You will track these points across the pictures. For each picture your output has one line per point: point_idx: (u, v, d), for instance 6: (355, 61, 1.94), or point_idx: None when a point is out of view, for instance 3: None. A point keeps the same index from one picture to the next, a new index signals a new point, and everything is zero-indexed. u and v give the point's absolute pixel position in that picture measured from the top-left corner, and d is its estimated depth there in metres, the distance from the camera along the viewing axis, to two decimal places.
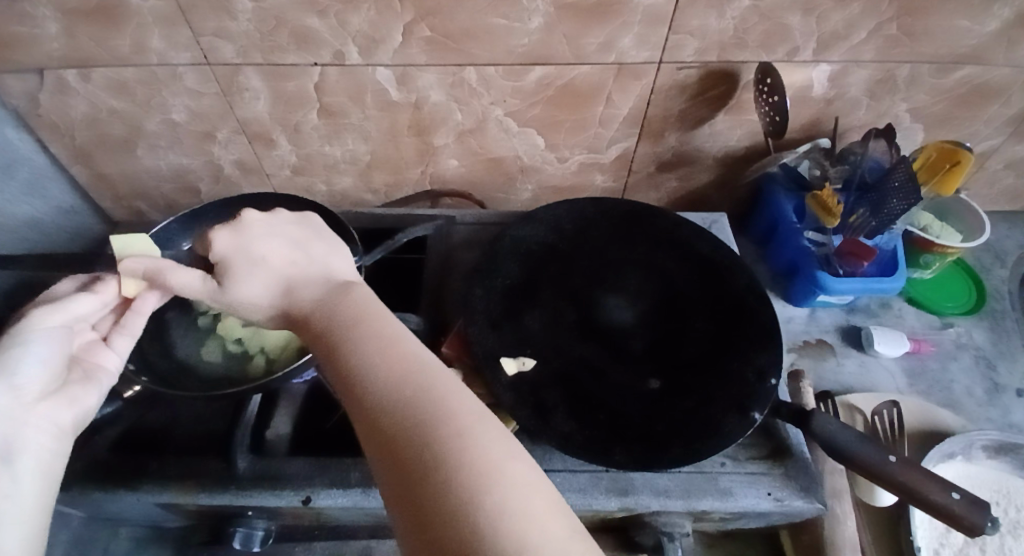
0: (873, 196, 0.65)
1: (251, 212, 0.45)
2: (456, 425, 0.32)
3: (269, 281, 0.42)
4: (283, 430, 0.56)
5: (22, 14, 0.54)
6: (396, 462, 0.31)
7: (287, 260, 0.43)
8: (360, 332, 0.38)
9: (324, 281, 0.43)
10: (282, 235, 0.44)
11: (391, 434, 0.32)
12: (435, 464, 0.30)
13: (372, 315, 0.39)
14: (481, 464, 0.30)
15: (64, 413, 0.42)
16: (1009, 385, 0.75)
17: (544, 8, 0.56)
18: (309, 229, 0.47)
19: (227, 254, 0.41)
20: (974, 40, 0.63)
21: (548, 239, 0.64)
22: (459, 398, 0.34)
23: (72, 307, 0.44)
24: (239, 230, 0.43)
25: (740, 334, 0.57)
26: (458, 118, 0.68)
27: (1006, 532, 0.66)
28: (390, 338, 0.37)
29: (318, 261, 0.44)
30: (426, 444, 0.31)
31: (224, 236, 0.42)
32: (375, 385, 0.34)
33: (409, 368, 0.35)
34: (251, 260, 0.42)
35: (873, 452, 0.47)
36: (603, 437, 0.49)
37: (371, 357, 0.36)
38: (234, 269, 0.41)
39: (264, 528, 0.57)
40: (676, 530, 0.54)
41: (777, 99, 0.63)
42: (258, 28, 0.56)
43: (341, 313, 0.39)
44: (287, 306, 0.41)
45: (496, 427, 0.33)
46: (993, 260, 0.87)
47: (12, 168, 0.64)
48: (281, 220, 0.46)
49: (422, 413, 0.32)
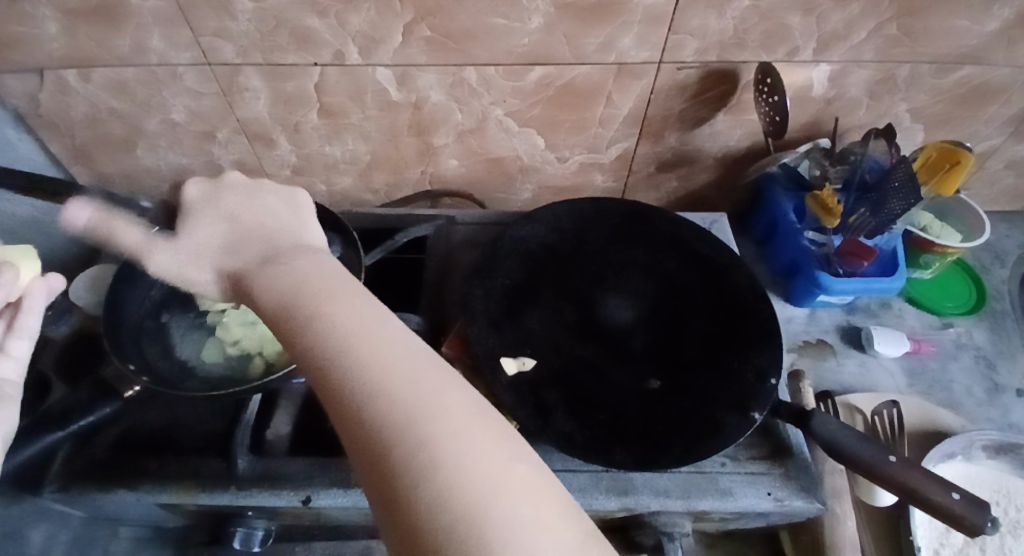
0: (874, 196, 0.65)
1: (234, 173, 0.48)
2: (447, 428, 0.30)
3: (222, 232, 0.43)
4: (284, 430, 0.55)
5: (22, 14, 0.54)
6: (383, 469, 0.29)
7: (249, 216, 0.44)
8: (331, 318, 0.35)
9: (286, 241, 0.42)
10: (256, 198, 0.45)
11: (375, 437, 0.30)
12: (428, 472, 0.28)
13: (344, 294, 0.37)
14: (478, 470, 0.29)
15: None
16: (1009, 385, 0.75)
17: (544, 8, 0.56)
18: (291, 196, 0.46)
19: (194, 204, 0.45)
20: (975, 40, 0.63)
21: (548, 239, 0.64)
22: (446, 394, 0.32)
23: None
24: (210, 189, 0.46)
25: (739, 333, 0.57)
26: (458, 118, 0.68)
27: (1006, 532, 0.66)
28: (366, 325, 0.35)
29: (287, 226, 0.43)
30: (415, 449, 0.29)
31: (196, 187, 0.46)
32: (352, 383, 0.32)
33: (388, 360, 0.33)
34: (214, 213, 0.44)
35: (873, 452, 0.47)
36: (603, 437, 0.49)
37: (344, 347, 0.33)
38: (194, 216, 0.45)
39: (264, 528, 0.57)
40: (676, 530, 0.54)
41: (778, 99, 0.63)
42: (258, 28, 0.56)
43: (306, 297, 0.36)
44: (229, 263, 0.41)
45: (490, 426, 0.32)
46: (993, 260, 0.87)
47: (12, 168, 0.64)
48: (269, 187, 0.47)
49: (407, 414, 0.30)
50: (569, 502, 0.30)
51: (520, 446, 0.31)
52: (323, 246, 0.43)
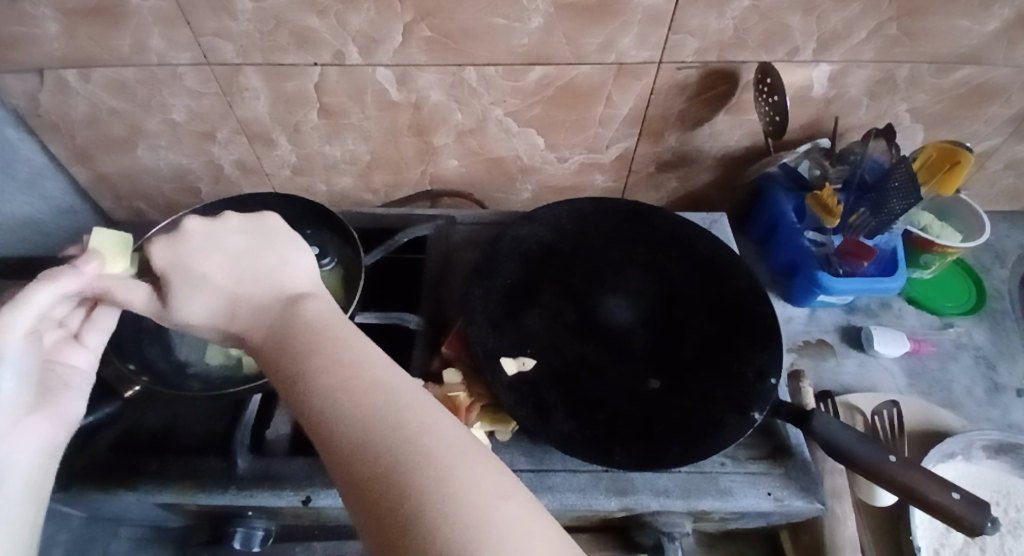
0: (874, 196, 0.65)
1: (193, 220, 0.42)
2: (438, 467, 0.30)
3: (213, 301, 0.41)
4: (283, 430, 0.55)
5: (22, 14, 0.54)
6: (376, 514, 0.29)
7: (232, 276, 0.41)
8: (317, 364, 0.35)
9: (272, 297, 0.41)
10: (226, 247, 0.42)
11: (369, 481, 0.30)
12: (420, 514, 0.28)
13: (334, 336, 0.37)
14: (470, 509, 0.29)
15: (46, 428, 0.41)
16: (1009, 386, 0.75)
17: (544, 8, 0.56)
18: (263, 231, 0.44)
19: (167, 271, 0.40)
20: (974, 40, 0.63)
21: (547, 240, 0.64)
22: (435, 432, 0.32)
23: (35, 307, 0.36)
24: (175, 246, 0.41)
25: (740, 334, 0.57)
26: (458, 118, 0.68)
27: (1006, 532, 0.66)
28: (354, 366, 0.35)
29: (262, 272, 0.42)
30: (407, 491, 0.29)
31: (161, 248, 0.41)
32: (343, 430, 0.32)
33: (374, 403, 0.33)
34: (191, 278, 0.40)
35: (873, 452, 0.47)
36: (603, 438, 0.49)
37: (335, 391, 0.34)
38: (176, 288, 0.40)
39: (264, 528, 0.57)
40: (676, 530, 0.54)
41: (778, 99, 0.63)
42: (258, 28, 0.56)
43: (297, 339, 0.37)
44: (232, 326, 0.40)
45: (479, 463, 0.31)
46: (993, 260, 0.87)
47: (11, 168, 0.64)
48: (228, 226, 0.43)
49: (396, 457, 0.30)
50: (564, 539, 0.30)
51: (512, 484, 0.31)
52: (310, 287, 0.43)
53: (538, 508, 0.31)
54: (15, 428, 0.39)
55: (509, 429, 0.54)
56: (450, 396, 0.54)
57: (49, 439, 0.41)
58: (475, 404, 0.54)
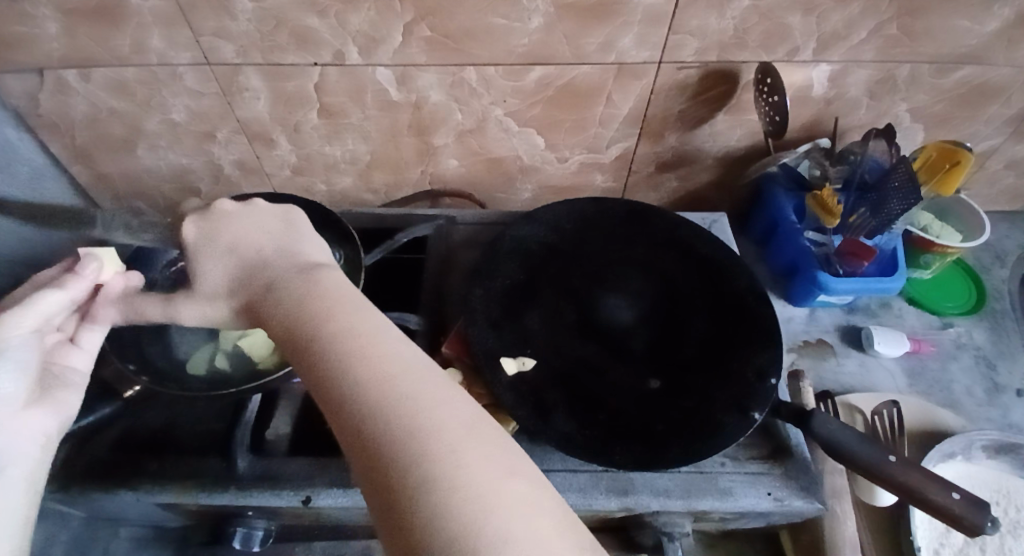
0: (874, 196, 0.65)
1: (226, 202, 0.44)
2: (447, 443, 0.30)
3: (230, 271, 0.41)
4: (283, 430, 0.56)
5: (22, 14, 0.54)
6: (383, 483, 0.29)
7: (252, 247, 0.42)
8: (329, 338, 0.35)
9: (291, 265, 0.41)
10: (257, 229, 0.43)
11: (376, 454, 0.30)
12: (428, 490, 0.28)
13: (345, 305, 0.37)
14: (475, 484, 0.28)
15: (46, 420, 0.42)
16: (1009, 386, 0.75)
17: (544, 8, 0.56)
18: (290, 215, 0.45)
19: (194, 245, 0.42)
20: (975, 40, 0.63)
21: (549, 239, 0.64)
22: (446, 406, 0.32)
23: (42, 308, 0.40)
24: (206, 224, 0.43)
25: (740, 334, 0.57)
26: (458, 118, 0.68)
27: (1006, 532, 0.66)
28: (368, 336, 0.35)
29: (284, 244, 0.42)
30: (413, 463, 0.29)
31: (192, 225, 0.43)
32: (354, 400, 0.32)
33: (385, 371, 0.33)
34: (218, 249, 0.42)
35: (873, 452, 0.47)
36: (603, 436, 0.49)
37: (348, 359, 0.33)
38: (199, 257, 0.42)
39: (264, 528, 0.57)
40: (676, 530, 0.54)
41: (777, 99, 0.63)
42: (258, 28, 0.56)
43: (302, 316, 0.36)
44: (238, 298, 0.40)
45: (489, 440, 0.31)
46: (993, 261, 0.87)
47: (11, 168, 0.64)
48: (262, 211, 0.44)
49: (405, 427, 0.30)
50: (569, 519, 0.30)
51: (520, 461, 0.31)
52: (327, 259, 0.42)
53: (545, 485, 0.31)
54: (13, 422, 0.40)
55: (508, 429, 0.54)
56: None
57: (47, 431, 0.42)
58: None
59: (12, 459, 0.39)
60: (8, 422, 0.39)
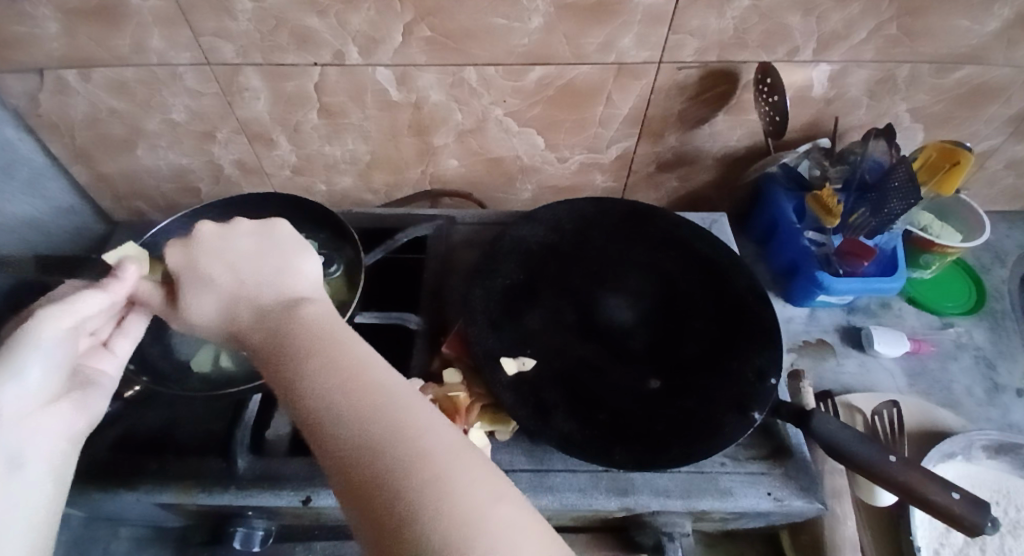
0: (874, 196, 0.65)
1: (206, 224, 0.44)
2: (432, 470, 0.30)
3: (215, 303, 0.41)
4: (284, 430, 0.55)
5: (22, 14, 0.54)
6: (371, 513, 0.29)
7: (237, 277, 0.41)
8: (315, 366, 0.35)
9: (276, 299, 0.41)
10: (237, 252, 0.43)
11: (363, 482, 0.30)
12: (414, 518, 0.28)
13: (332, 336, 0.37)
14: (462, 512, 0.28)
15: (74, 413, 0.41)
16: (1009, 386, 0.75)
17: (544, 8, 0.56)
18: (269, 232, 0.45)
19: (179, 272, 0.42)
20: (974, 40, 0.63)
21: (548, 239, 0.64)
22: (432, 434, 0.32)
23: (81, 307, 0.40)
24: (189, 252, 0.43)
25: (740, 334, 0.57)
26: (458, 118, 0.68)
27: (1006, 532, 0.66)
28: (353, 366, 0.35)
29: (264, 273, 0.42)
30: (399, 493, 0.29)
31: (176, 252, 0.43)
32: (341, 433, 0.32)
33: (370, 402, 0.33)
34: (198, 280, 0.41)
35: (872, 452, 0.47)
36: (603, 438, 0.49)
37: (333, 391, 0.34)
38: (186, 290, 0.42)
39: (264, 528, 0.57)
40: (676, 530, 0.54)
41: (778, 99, 0.64)
42: (258, 28, 0.56)
43: (291, 345, 0.37)
44: (226, 314, 0.41)
45: (476, 466, 0.31)
46: (993, 260, 0.87)
47: (11, 168, 0.64)
48: (240, 233, 0.44)
49: (390, 457, 0.30)
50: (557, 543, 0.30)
51: (506, 486, 0.31)
52: (309, 292, 0.42)
53: (532, 510, 0.31)
54: (42, 413, 0.39)
55: (508, 429, 0.54)
56: (449, 396, 0.54)
57: (74, 426, 0.41)
58: (475, 404, 0.54)
59: (32, 455, 0.37)
60: (34, 417, 0.38)
